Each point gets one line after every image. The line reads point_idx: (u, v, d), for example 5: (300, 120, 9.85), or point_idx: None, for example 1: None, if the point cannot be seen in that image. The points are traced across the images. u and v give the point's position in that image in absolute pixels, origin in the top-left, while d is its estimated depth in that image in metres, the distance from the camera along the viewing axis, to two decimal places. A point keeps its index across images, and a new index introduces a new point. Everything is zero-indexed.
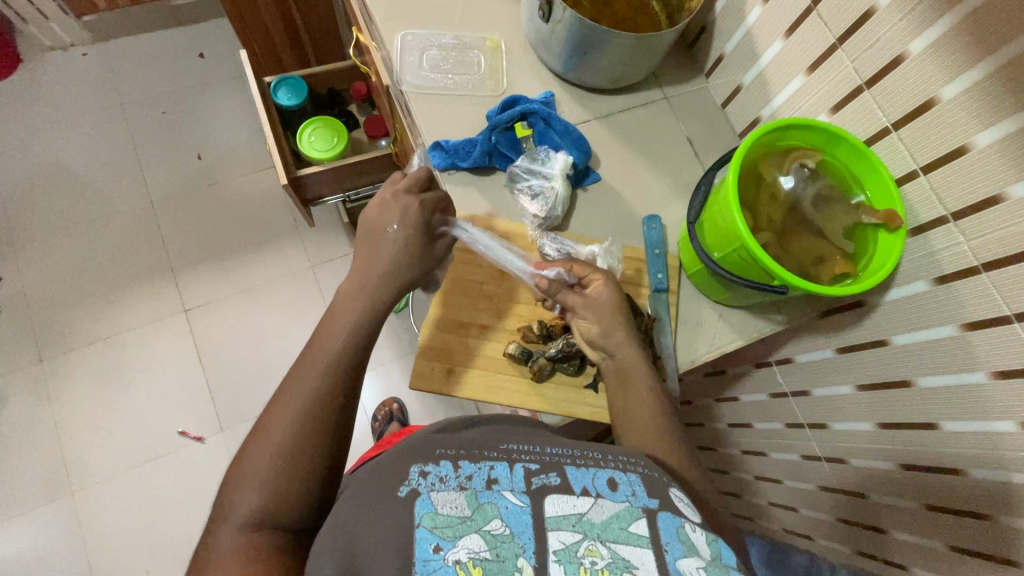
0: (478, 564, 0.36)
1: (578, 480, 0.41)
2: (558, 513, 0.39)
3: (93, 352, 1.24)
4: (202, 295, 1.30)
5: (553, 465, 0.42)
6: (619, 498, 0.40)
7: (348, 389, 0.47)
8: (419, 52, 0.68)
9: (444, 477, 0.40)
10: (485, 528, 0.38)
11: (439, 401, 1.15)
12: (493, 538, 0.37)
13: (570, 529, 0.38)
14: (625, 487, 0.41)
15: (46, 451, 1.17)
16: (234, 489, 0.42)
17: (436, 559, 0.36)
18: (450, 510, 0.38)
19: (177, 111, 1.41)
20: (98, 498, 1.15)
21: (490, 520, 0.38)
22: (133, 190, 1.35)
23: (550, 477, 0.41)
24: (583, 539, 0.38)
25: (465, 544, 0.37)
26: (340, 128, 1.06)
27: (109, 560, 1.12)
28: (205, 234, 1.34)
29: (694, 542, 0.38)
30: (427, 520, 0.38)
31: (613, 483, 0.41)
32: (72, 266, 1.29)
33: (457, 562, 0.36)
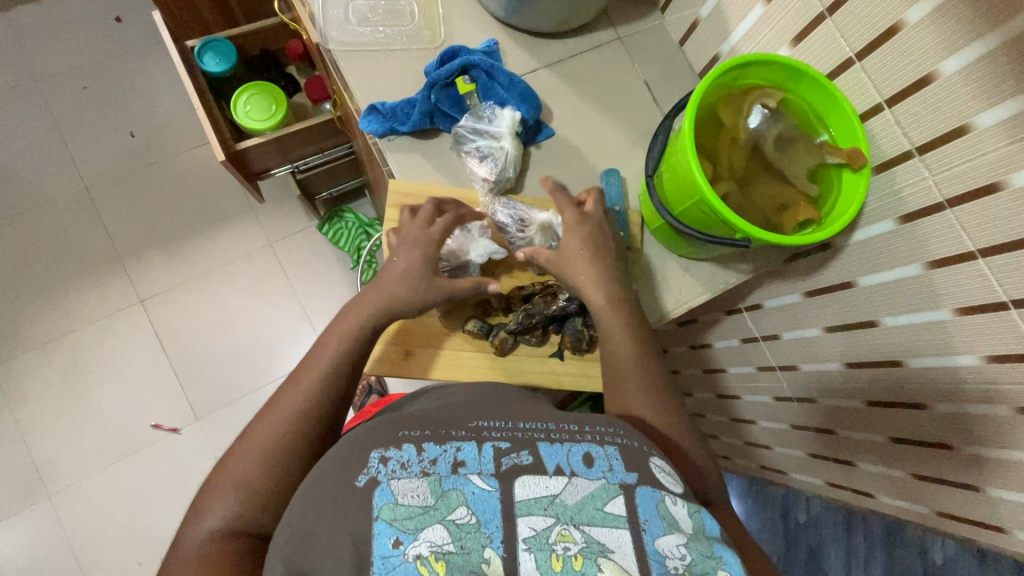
0: (441, 557, 0.34)
1: (552, 458, 0.39)
2: (529, 496, 0.37)
3: (47, 351, 1.18)
4: (157, 283, 1.23)
5: (524, 442, 0.40)
6: (595, 475, 0.39)
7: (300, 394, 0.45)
8: (345, 5, 0.62)
9: (406, 463, 0.39)
10: (450, 517, 0.36)
11: None
12: (458, 527, 0.36)
13: (541, 513, 0.37)
14: (602, 461, 0.39)
15: (14, 457, 1.14)
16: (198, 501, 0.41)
17: (396, 555, 0.35)
18: (411, 501, 0.37)
19: (100, 84, 1.28)
20: (77, 498, 1.13)
21: (455, 508, 0.37)
22: (63, 176, 1.25)
23: (522, 456, 0.39)
24: (555, 523, 0.36)
25: (427, 536, 0.35)
26: (279, 95, 0.98)
27: (98, 557, 1.11)
28: (151, 217, 1.26)
29: (674, 517, 0.37)
30: (386, 512, 0.36)
31: (589, 458, 0.39)
32: (9, 264, 1.21)
33: (418, 558, 0.34)
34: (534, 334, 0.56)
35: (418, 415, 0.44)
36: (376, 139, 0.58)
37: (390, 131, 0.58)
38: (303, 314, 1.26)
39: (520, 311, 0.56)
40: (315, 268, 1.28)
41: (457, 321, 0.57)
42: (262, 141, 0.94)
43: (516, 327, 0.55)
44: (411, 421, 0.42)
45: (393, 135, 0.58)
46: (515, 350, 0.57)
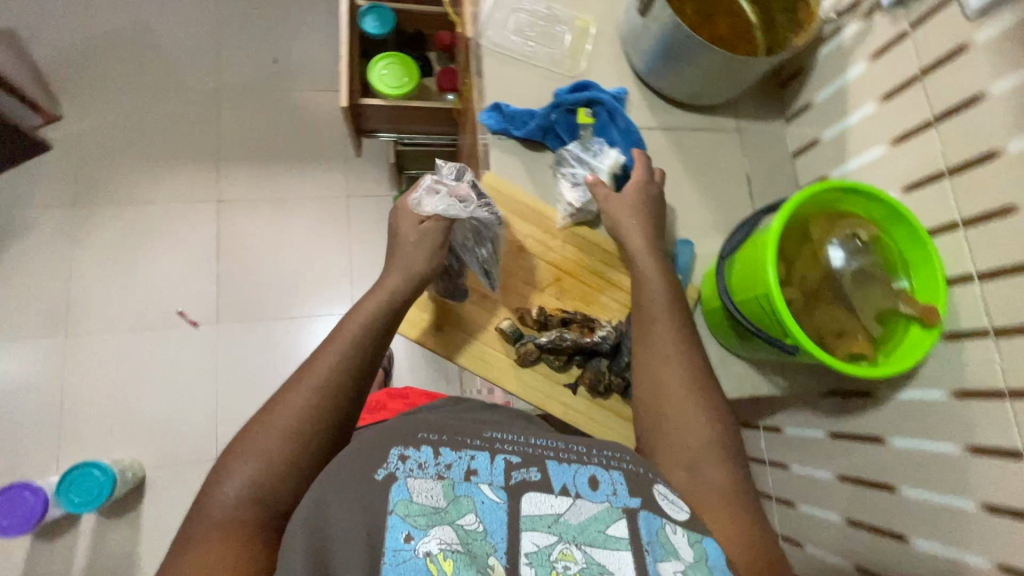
0: (449, 555, 0.36)
1: (558, 478, 0.42)
2: (534, 512, 0.39)
3: (123, 211, 1.28)
4: (238, 191, 1.32)
5: (534, 459, 0.43)
6: (598, 498, 0.40)
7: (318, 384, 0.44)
8: (508, 12, 0.67)
9: (423, 464, 0.41)
10: (459, 521, 0.38)
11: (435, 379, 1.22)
12: (466, 533, 0.38)
13: (545, 529, 0.39)
14: (606, 486, 0.41)
15: (54, 289, 1.22)
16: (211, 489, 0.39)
17: (406, 549, 0.36)
18: (424, 500, 0.38)
19: (269, 10, 1.43)
20: (87, 347, 1.20)
21: (465, 515, 0.38)
22: (205, 72, 1.38)
23: (530, 473, 0.41)
24: (558, 541, 0.38)
25: (437, 535, 0.37)
26: (413, 70, 1.05)
27: (79, 407, 1.17)
28: (259, 133, 1.36)
29: (674, 545, 0.38)
30: (400, 508, 0.38)
31: (593, 481, 0.41)
32: (128, 126, 1.32)
33: (427, 554, 0.36)
34: (558, 358, 0.56)
35: (432, 420, 0.45)
36: (489, 133, 0.62)
37: (503, 132, 0.62)
38: (348, 269, 1.31)
39: (554, 331, 0.57)
40: (377, 233, 1.34)
41: (494, 317, 0.58)
42: (383, 104, 1.01)
43: (546, 346, 0.56)
44: (427, 423, 0.44)
45: (504, 136, 0.62)
46: (535, 365, 0.57)
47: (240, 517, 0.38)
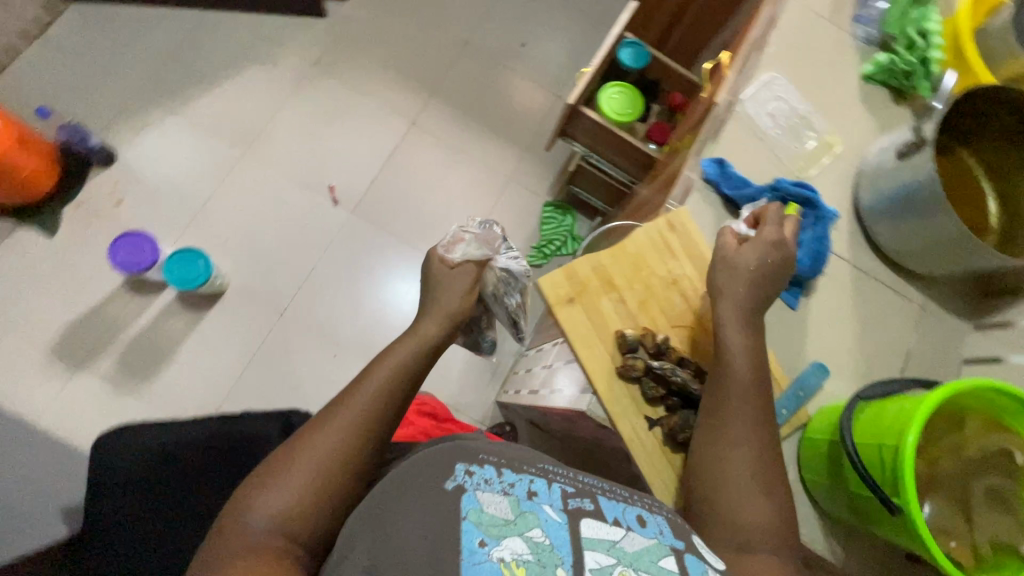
0: (521, 565, 0.39)
1: (610, 511, 0.45)
2: (592, 536, 0.43)
3: (342, 89, 1.47)
4: (432, 126, 1.49)
5: (586, 492, 0.46)
6: (648, 533, 0.45)
7: (359, 412, 0.52)
8: (772, 97, 0.70)
9: (488, 480, 0.44)
10: (528, 534, 0.41)
11: (480, 368, 1.37)
12: (534, 544, 0.41)
13: (604, 552, 0.42)
14: (653, 524, 0.46)
15: (258, 114, 1.40)
16: (253, 503, 0.46)
17: (482, 553, 0.38)
18: (494, 511, 0.42)
19: (541, 9, 1.63)
20: (252, 170, 1.37)
21: (532, 528, 0.42)
22: (465, 26, 1.58)
23: (585, 502, 0.45)
24: (617, 562, 0.42)
25: (508, 545, 0.40)
26: (641, 104, 1.14)
27: (219, 210, 1.33)
28: (474, 93, 1.54)
29: None
30: (472, 514, 0.41)
31: (642, 519, 0.46)
32: (386, 32, 1.53)
33: (501, 560, 0.39)
34: (656, 389, 0.56)
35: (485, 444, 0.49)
36: (701, 177, 0.66)
37: (714, 183, 0.66)
38: None
39: (667, 364, 0.56)
40: (513, 220, 1.47)
41: (619, 321, 0.58)
42: (597, 119, 1.10)
43: (652, 369, 0.56)
44: (482, 447, 0.48)
45: (713, 187, 0.66)
46: (631, 382, 0.57)
47: (278, 537, 0.45)
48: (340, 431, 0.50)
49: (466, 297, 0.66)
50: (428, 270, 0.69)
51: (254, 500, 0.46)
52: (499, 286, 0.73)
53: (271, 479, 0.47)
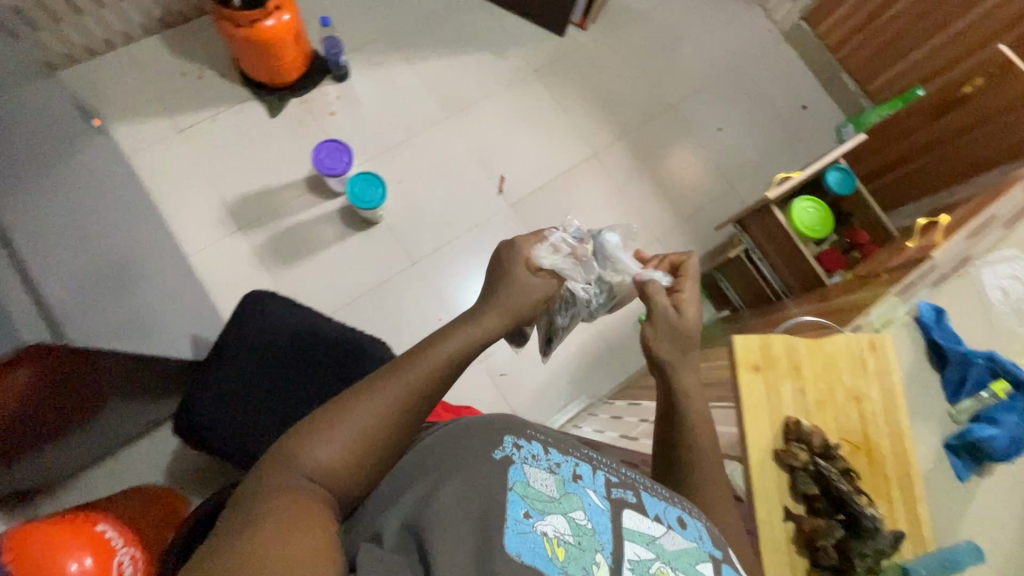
0: (563, 543, 0.45)
1: (653, 507, 0.52)
2: (633, 527, 0.49)
3: (550, 100, 1.58)
4: (611, 164, 1.57)
5: (627, 484, 0.53)
6: (689, 536, 0.51)
7: (411, 387, 0.52)
8: (1000, 278, 0.76)
9: (535, 456, 0.50)
10: (571, 514, 0.47)
11: (560, 391, 1.38)
12: (576, 525, 0.47)
13: (643, 545, 0.48)
14: (693, 529, 0.52)
15: (473, 91, 1.54)
16: (300, 451, 0.47)
17: (527, 524, 0.45)
18: (540, 486, 0.48)
19: (748, 105, 1.70)
20: (448, 134, 1.50)
21: (575, 509, 0.48)
22: (676, 93, 1.67)
23: (626, 494, 0.51)
24: (656, 558, 0.47)
25: (551, 521, 0.46)
26: (829, 226, 1.15)
27: (407, 155, 1.47)
28: (659, 152, 1.62)
29: None
30: (519, 487, 0.47)
31: (682, 522, 0.52)
32: (607, 69, 1.64)
33: (544, 533, 0.45)
34: (810, 487, 0.55)
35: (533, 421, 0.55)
36: (913, 318, 0.72)
37: (925, 328, 0.71)
38: None
39: (829, 470, 0.55)
40: None
41: (792, 408, 0.59)
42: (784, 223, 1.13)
43: (815, 467, 0.55)
44: (530, 422, 0.54)
45: (920, 330, 0.71)
46: (785, 469, 0.57)
47: (318, 485, 0.46)
48: (390, 401, 0.51)
49: (537, 304, 0.63)
50: (506, 263, 0.63)
51: (301, 447, 0.47)
52: (559, 302, 0.70)
53: (319, 431, 0.48)
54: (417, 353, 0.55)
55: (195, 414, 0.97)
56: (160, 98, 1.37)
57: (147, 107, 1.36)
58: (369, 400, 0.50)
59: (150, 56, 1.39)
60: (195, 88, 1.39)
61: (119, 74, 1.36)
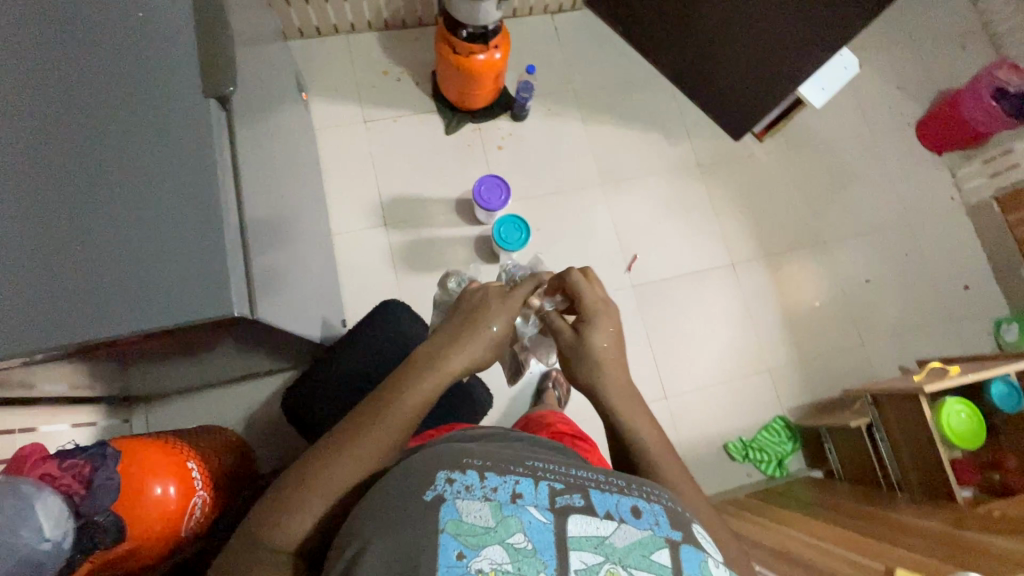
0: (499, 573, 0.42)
1: (603, 504, 0.48)
2: (580, 534, 0.45)
3: (703, 198, 1.58)
4: (743, 279, 1.54)
5: (576, 487, 0.49)
6: (642, 526, 0.47)
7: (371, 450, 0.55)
8: None
9: (469, 487, 0.47)
10: (509, 540, 0.44)
11: None
12: (516, 550, 0.44)
13: (592, 551, 0.44)
14: (648, 516, 0.48)
15: (633, 167, 1.57)
16: (269, 530, 0.52)
17: (460, 565, 0.42)
18: (474, 520, 0.45)
19: (904, 266, 1.61)
20: (597, 200, 1.53)
21: (514, 534, 0.44)
22: (831, 230, 1.61)
23: (574, 499, 0.48)
24: (606, 561, 0.44)
25: (487, 555, 0.43)
26: (981, 440, 1.04)
27: (553, 207, 1.50)
28: (795, 284, 1.56)
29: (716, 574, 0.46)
30: (450, 527, 0.44)
31: (636, 511, 0.48)
32: (769, 186, 1.62)
33: (479, 570, 0.42)
34: None
35: (472, 448, 0.52)
36: None
37: None
38: (706, 385, 1.45)
39: None
40: (744, 403, 1.45)
41: None
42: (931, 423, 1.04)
43: None
44: (468, 452, 0.51)
45: None
46: None
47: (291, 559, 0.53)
48: (349, 471, 0.54)
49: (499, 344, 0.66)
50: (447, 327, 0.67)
51: (271, 524, 0.52)
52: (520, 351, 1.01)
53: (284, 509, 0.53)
54: (376, 409, 0.58)
55: (304, 394, 1.03)
56: (359, 88, 1.49)
57: (345, 93, 1.48)
58: (328, 473, 0.54)
59: (364, 50, 1.51)
60: (391, 88, 1.50)
61: (334, 58, 1.50)
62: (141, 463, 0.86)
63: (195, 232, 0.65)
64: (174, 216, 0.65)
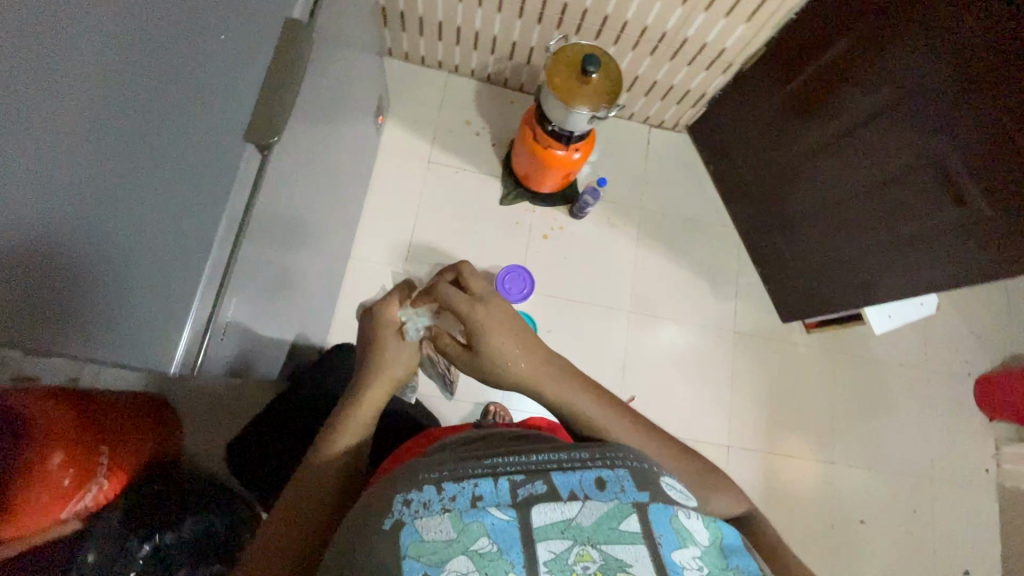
0: None
1: (565, 485, 0.51)
2: (545, 522, 0.48)
3: (725, 365, 1.49)
4: (734, 465, 1.43)
5: (539, 474, 0.52)
6: (606, 497, 0.50)
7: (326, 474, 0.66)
8: None
9: (426, 503, 0.49)
10: (474, 545, 0.46)
11: None
12: (483, 555, 0.46)
13: (559, 538, 0.47)
14: (611, 485, 0.51)
15: (668, 306, 1.49)
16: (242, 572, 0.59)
17: None
18: (435, 536, 0.47)
19: (908, 522, 1.46)
20: (619, 324, 1.45)
21: (478, 539, 0.47)
22: (845, 451, 1.48)
23: (536, 486, 0.51)
24: (574, 544, 0.47)
25: (451, 566, 0.45)
26: None
27: (573, 314, 1.44)
28: (786, 491, 1.44)
29: (687, 531, 0.48)
30: (413, 549, 0.46)
31: (599, 484, 0.51)
32: (797, 379, 1.51)
33: None
34: None
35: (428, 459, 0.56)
36: None
37: None
38: None
39: None
40: None
41: None
42: None
43: None
44: (424, 465, 0.54)
45: None
46: None
47: None
48: (307, 496, 0.64)
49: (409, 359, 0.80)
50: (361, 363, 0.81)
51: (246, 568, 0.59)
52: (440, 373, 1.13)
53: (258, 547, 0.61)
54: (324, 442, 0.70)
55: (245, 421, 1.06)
56: (437, 128, 1.48)
57: (421, 127, 1.48)
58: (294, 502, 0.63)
59: (457, 93, 1.51)
60: (467, 139, 1.49)
61: (426, 91, 1.49)
62: (67, 439, 0.85)
63: (186, 264, 0.52)
64: (165, 228, 0.51)
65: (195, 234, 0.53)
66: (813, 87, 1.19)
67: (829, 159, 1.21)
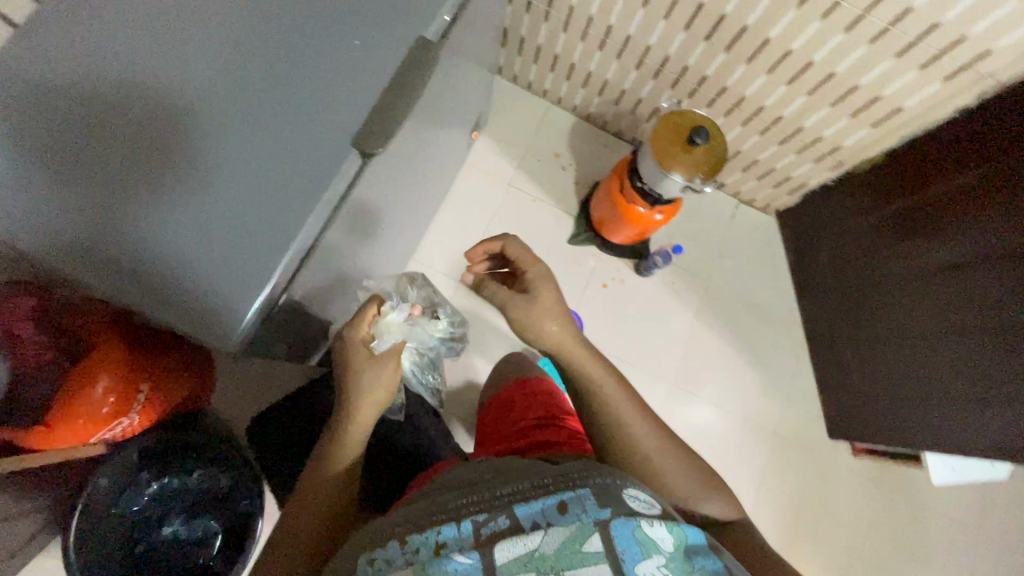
0: None
1: (526, 515, 0.50)
2: (508, 557, 0.45)
3: (761, 465, 1.40)
4: None
5: (502, 511, 0.51)
6: (569, 520, 0.48)
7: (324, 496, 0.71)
8: None
9: (387, 564, 0.48)
10: None
11: None
12: None
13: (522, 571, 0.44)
14: (574, 507, 0.50)
15: (714, 389, 1.43)
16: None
17: None
18: None
19: None
20: (660, 394, 1.40)
21: None
22: None
23: (500, 522, 0.49)
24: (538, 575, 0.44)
25: None
26: None
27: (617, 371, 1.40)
28: None
29: (651, 541, 0.47)
30: None
31: (561, 508, 0.50)
32: (834, 501, 1.40)
33: None
34: None
35: (393, 519, 0.55)
36: None
37: None
38: None
39: None
40: None
41: None
42: None
43: None
44: (390, 526, 0.54)
45: None
46: None
47: None
48: (306, 520, 0.69)
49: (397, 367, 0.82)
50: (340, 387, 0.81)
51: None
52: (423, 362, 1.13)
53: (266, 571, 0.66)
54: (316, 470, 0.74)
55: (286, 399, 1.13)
56: (526, 154, 1.49)
57: (511, 148, 1.49)
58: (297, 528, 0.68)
59: (554, 124, 1.51)
60: (553, 172, 1.49)
61: (525, 115, 1.51)
62: (122, 376, 0.86)
63: (254, 246, 0.53)
64: (247, 214, 0.53)
65: (271, 219, 0.54)
66: (922, 209, 1.11)
67: (917, 288, 1.13)
